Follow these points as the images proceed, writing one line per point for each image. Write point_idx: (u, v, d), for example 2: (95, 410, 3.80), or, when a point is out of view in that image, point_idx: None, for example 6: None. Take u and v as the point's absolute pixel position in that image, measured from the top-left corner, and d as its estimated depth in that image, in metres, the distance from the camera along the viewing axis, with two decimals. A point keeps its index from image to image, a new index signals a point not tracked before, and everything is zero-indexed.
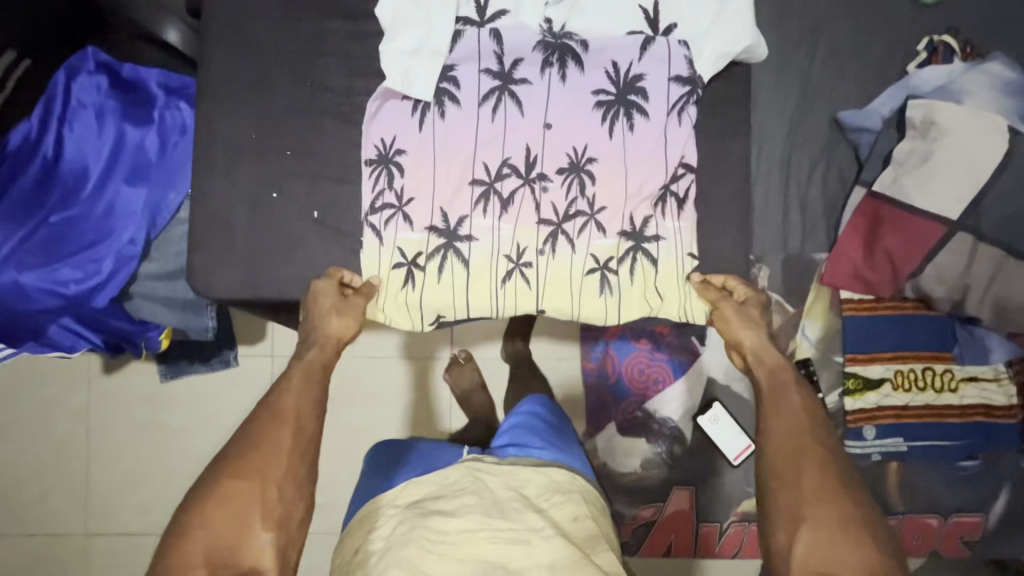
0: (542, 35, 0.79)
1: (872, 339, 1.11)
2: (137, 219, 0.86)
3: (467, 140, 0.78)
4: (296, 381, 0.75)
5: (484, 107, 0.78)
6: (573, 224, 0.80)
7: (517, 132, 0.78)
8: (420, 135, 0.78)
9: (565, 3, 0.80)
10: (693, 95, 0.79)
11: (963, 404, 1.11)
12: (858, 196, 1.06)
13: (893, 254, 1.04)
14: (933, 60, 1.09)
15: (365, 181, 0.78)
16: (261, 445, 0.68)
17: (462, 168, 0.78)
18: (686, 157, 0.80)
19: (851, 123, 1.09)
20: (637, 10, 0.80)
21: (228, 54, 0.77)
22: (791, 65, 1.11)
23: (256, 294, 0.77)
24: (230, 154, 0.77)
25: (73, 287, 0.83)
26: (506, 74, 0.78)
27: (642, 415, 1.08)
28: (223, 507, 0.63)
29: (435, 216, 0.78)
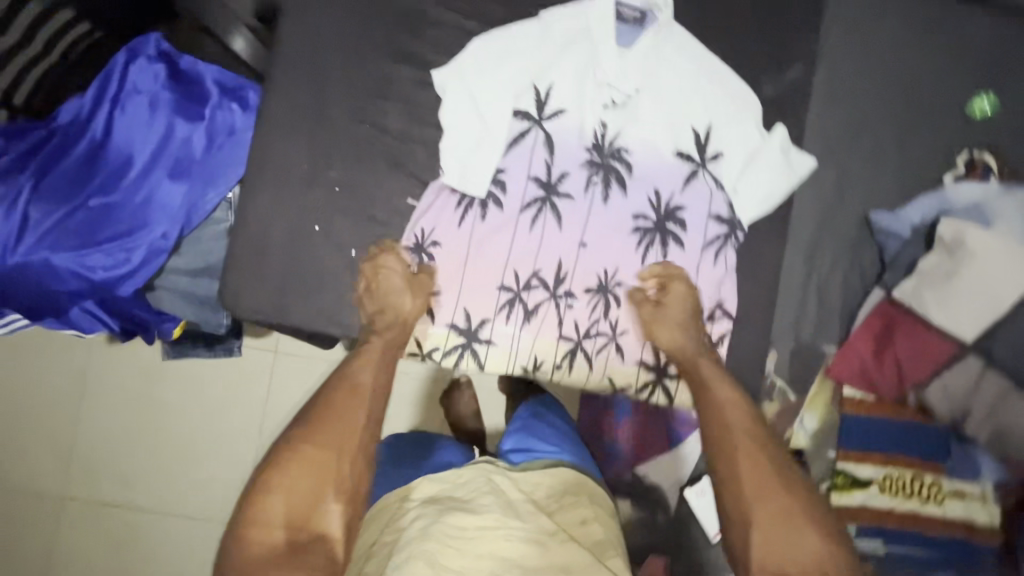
0: (592, 152, 0.79)
1: (868, 439, 1.12)
2: (174, 215, 0.87)
3: (501, 248, 0.77)
4: (372, 353, 0.75)
5: (524, 215, 0.78)
6: (594, 342, 0.81)
7: (552, 246, 0.79)
8: (457, 230, 0.77)
9: (623, 111, 0.79)
10: (729, 239, 0.81)
11: (946, 518, 1.12)
12: (875, 298, 1.09)
13: (902, 362, 1.07)
14: (971, 176, 1.11)
15: (399, 261, 0.77)
16: (336, 415, 0.72)
17: (494, 272, 0.77)
18: (722, 300, 0.82)
19: (881, 225, 1.10)
20: (689, 131, 0.79)
21: (293, 80, 0.77)
22: (831, 157, 1.12)
23: (282, 317, 0.77)
24: (280, 180, 0.76)
25: (100, 273, 0.83)
26: (551, 185, 0.78)
27: (631, 477, 1.09)
28: (302, 476, 0.68)
29: (456, 315, 0.78)
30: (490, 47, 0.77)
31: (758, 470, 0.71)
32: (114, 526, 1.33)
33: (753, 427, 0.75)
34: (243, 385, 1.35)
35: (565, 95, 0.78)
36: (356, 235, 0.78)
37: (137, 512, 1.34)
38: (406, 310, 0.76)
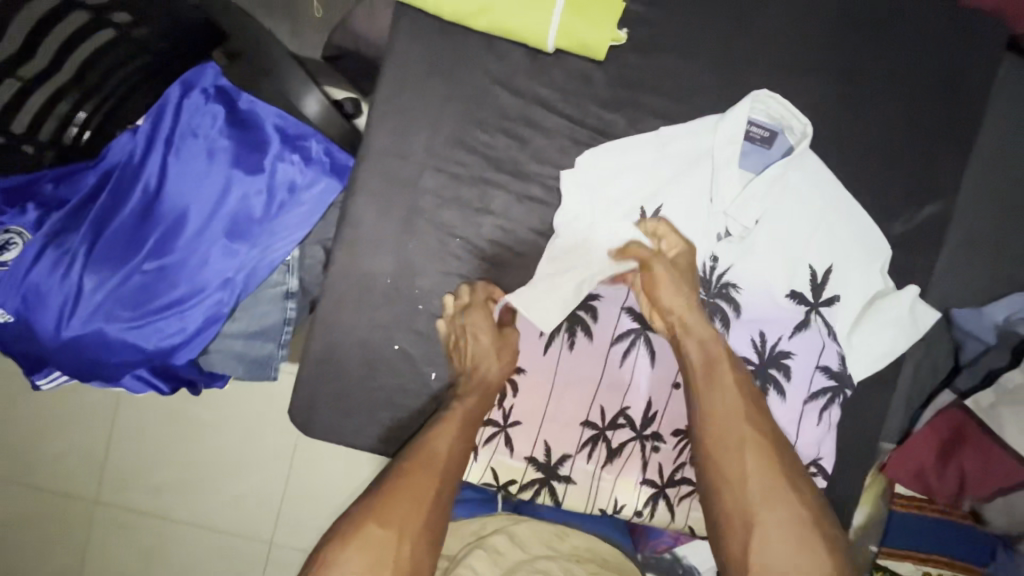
0: (704, 281, 0.79)
1: (917, 538, 1.08)
2: (232, 280, 0.82)
3: (590, 383, 0.78)
4: (450, 423, 0.72)
5: (616, 347, 0.78)
6: (678, 489, 0.79)
7: (641, 383, 0.79)
8: (542, 357, 0.78)
9: (737, 245, 0.79)
10: (838, 395, 0.78)
11: None
12: (944, 400, 1.03)
13: (966, 472, 1.02)
14: None
15: None
16: (404, 496, 0.68)
17: (580, 406, 0.78)
18: (820, 458, 0.79)
19: (963, 323, 1.02)
20: (806, 270, 0.79)
21: (379, 184, 0.75)
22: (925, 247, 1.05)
23: (355, 424, 0.77)
24: (363, 291, 0.75)
25: (155, 343, 0.79)
26: (646, 319, 0.78)
27: (668, 557, 0.89)
28: (364, 556, 0.64)
29: (537, 448, 0.78)
30: (600, 162, 0.77)
31: (767, 461, 0.69)
32: (132, 539, 1.29)
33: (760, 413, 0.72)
34: (274, 413, 1.29)
35: (674, 222, 0.78)
36: (432, 359, 0.77)
37: (156, 528, 1.29)
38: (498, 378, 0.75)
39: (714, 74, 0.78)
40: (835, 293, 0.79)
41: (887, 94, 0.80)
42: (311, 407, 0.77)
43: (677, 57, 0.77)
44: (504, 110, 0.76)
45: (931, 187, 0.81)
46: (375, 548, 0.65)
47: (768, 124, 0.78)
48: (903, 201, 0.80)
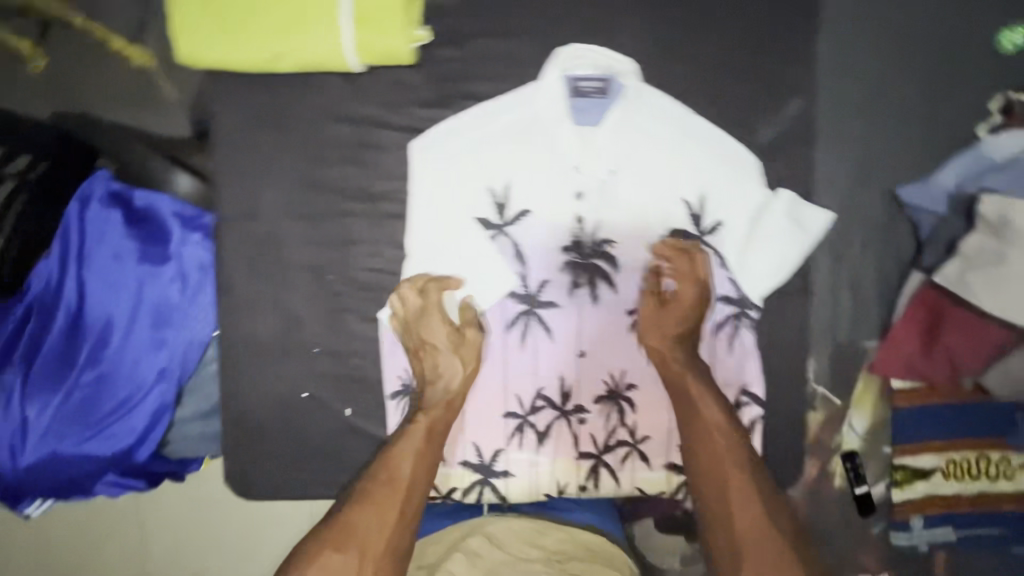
0: (575, 247, 0.79)
1: (928, 430, 1.04)
2: (166, 370, 0.85)
3: (497, 375, 0.80)
4: (412, 444, 0.77)
5: (511, 333, 0.80)
6: (616, 453, 0.82)
7: (549, 360, 0.80)
8: (440, 362, 0.79)
9: (596, 199, 0.79)
10: (740, 317, 0.81)
11: (1018, 491, 1.06)
12: (915, 282, 1.00)
13: (956, 352, 0.98)
14: (1008, 123, 1.00)
15: (392, 414, 0.80)
16: (362, 520, 0.76)
17: (496, 399, 0.80)
18: (748, 384, 0.82)
19: (912, 201, 1.01)
20: (680, 203, 0.79)
21: (246, 247, 0.79)
22: (840, 126, 1.00)
23: (295, 472, 0.82)
24: (260, 349, 0.79)
25: (111, 448, 0.83)
26: (532, 296, 0.79)
27: None
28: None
29: (467, 451, 0.81)
30: (429, 151, 0.77)
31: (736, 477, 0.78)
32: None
33: (726, 431, 0.79)
34: None
35: (527, 192, 0.78)
36: (346, 395, 0.80)
37: None
38: (461, 388, 0.78)
39: (526, 45, 0.77)
40: (717, 221, 0.79)
41: (724, 4, 0.79)
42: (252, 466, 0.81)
43: (491, 38, 0.77)
44: (340, 141, 0.77)
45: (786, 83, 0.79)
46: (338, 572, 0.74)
47: (596, 75, 0.78)
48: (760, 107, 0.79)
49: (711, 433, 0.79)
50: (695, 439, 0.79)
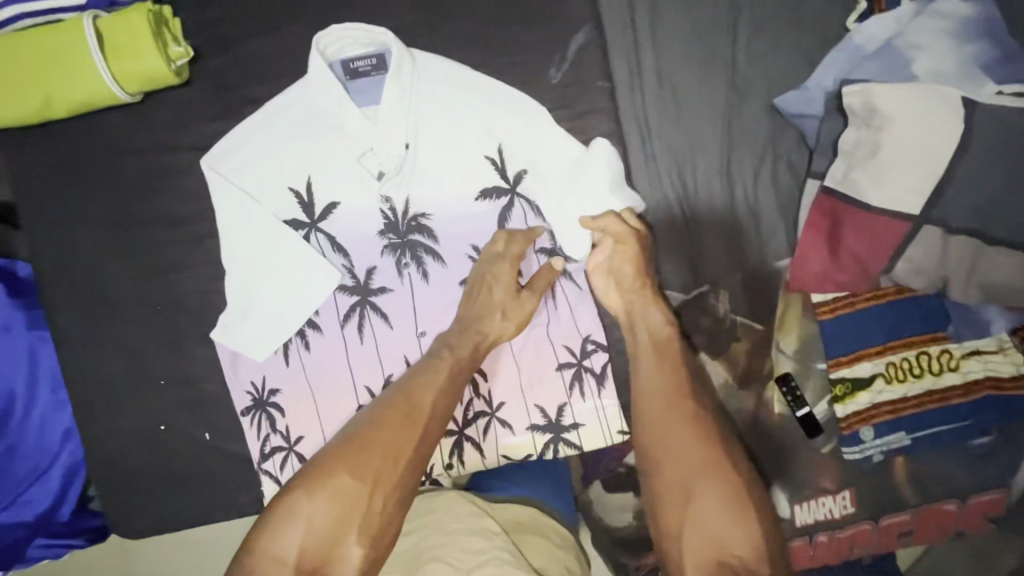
0: (391, 233, 0.87)
1: (855, 337, 1.00)
2: (74, 428, 0.89)
3: (341, 368, 0.85)
4: (437, 376, 0.79)
5: (347, 327, 0.86)
6: (477, 425, 0.90)
7: (388, 344, 0.86)
8: (287, 369, 0.86)
9: (400, 180, 0.86)
10: (562, 268, 0.90)
11: (967, 381, 1.01)
12: (812, 190, 0.96)
13: (860, 255, 0.92)
14: (876, 10, 0.97)
15: (248, 430, 0.85)
16: (382, 444, 0.72)
17: (344, 393, 0.85)
18: (589, 332, 0.89)
19: (790, 109, 0.97)
20: (487, 163, 0.87)
21: (135, 292, 0.88)
22: (697, 50, 0.99)
23: (207, 496, 0.87)
24: (158, 384, 0.87)
25: (37, 510, 0.86)
26: (362, 286, 0.86)
27: (624, 471, 1.02)
28: (332, 505, 0.69)
29: None
30: (223, 168, 0.85)
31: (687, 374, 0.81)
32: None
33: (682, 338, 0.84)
34: None
35: (336, 188, 0.86)
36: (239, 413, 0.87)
37: None
38: (497, 330, 0.84)
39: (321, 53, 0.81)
40: (523, 171, 0.88)
41: None
42: (174, 492, 0.87)
43: None
44: None
45: None
46: (347, 496, 0.70)
47: (370, 52, 0.85)
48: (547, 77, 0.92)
49: (667, 340, 0.84)
50: (653, 343, 0.84)
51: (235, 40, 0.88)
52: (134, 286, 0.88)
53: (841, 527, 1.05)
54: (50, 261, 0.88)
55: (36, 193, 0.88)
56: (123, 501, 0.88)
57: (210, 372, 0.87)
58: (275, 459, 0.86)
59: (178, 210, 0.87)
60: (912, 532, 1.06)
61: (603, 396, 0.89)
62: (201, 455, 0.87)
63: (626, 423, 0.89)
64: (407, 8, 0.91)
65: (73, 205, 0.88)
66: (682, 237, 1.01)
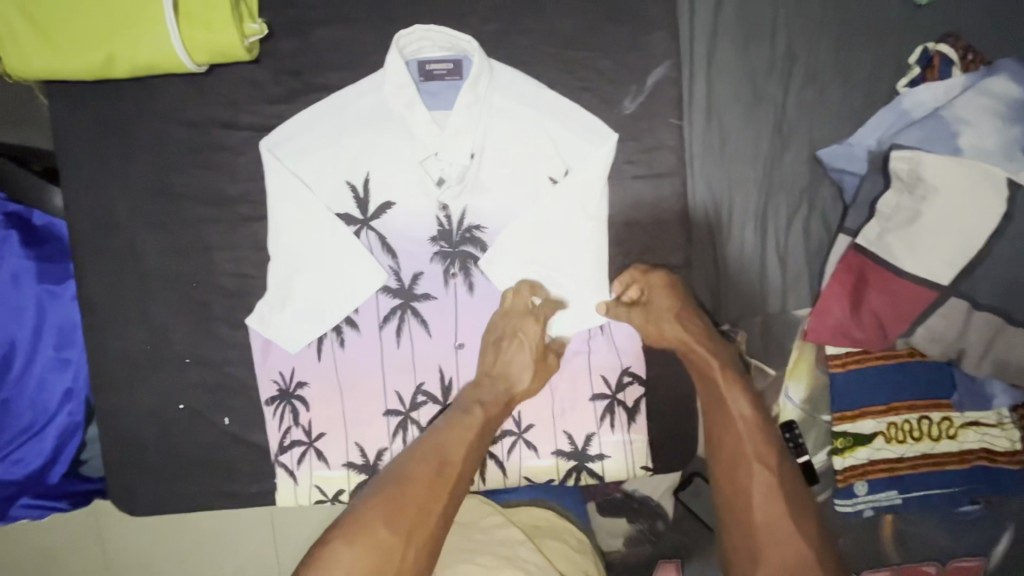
0: (441, 243, 0.85)
1: (864, 394, 1.02)
2: (73, 389, 0.86)
3: (376, 371, 0.85)
4: (466, 432, 0.80)
5: (386, 328, 0.85)
6: (503, 444, 0.91)
7: (427, 353, 0.86)
8: (318, 364, 0.85)
9: (458, 187, 0.85)
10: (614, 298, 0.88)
11: (962, 450, 1.03)
12: (842, 245, 0.97)
13: (882, 316, 0.94)
14: (928, 76, 0.97)
15: (269, 420, 0.85)
16: (415, 500, 0.74)
17: (377, 398, 0.86)
18: (628, 365, 0.89)
19: (832, 162, 0.98)
20: (546, 182, 0.86)
21: (161, 265, 0.86)
22: (765, 100, 0.99)
23: (218, 476, 0.87)
24: (177, 360, 0.86)
25: (24, 469, 0.84)
26: (406, 291, 0.85)
27: (620, 497, 1.05)
28: (370, 557, 0.70)
29: (353, 452, 0.86)
30: (281, 151, 0.84)
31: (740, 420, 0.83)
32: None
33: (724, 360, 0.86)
34: None
35: (388, 188, 0.85)
36: (256, 399, 0.86)
37: None
38: (520, 380, 0.84)
39: None
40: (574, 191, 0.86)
41: None
42: (184, 469, 0.87)
43: None
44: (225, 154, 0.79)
45: (600, 72, 0.88)
46: (383, 552, 0.71)
47: (447, 56, 0.86)
48: (611, 92, 0.88)
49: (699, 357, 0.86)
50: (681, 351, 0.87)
51: (309, 24, 0.86)
52: (172, 259, 0.85)
53: None
54: (87, 222, 0.85)
55: (78, 149, 0.85)
56: (125, 473, 0.87)
57: (232, 355, 0.85)
58: (292, 453, 0.87)
59: (225, 188, 0.85)
60: None
61: (632, 431, 0.90)
62: (215, 436, 0.86)
63: (651, 459, 0.90)
64: (489, 17, 0.87)
65: (119, 168, 0.85)
66: (717, 282, 1.01)
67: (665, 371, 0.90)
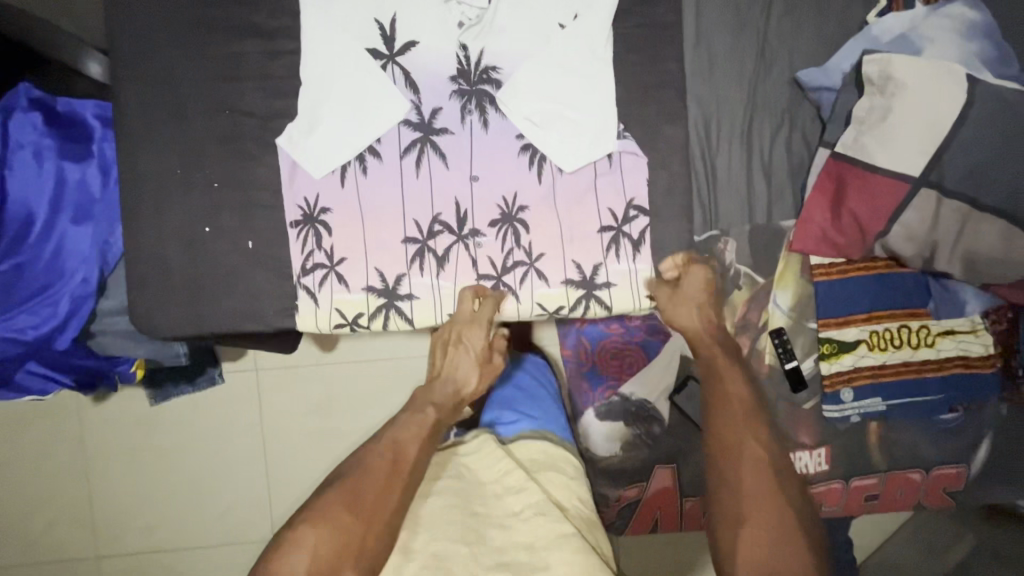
0: (461, 83, 0.92)
1: (847, 301, 1.07)
2: (90, 257, 0.89)
3: (399, 202, 0.92)
4: (411, 430, 0.91)
5: (407, 157, 0.92)
6: (515, 274, 0.94)
7: (445, 184, 0.92)
8: (342, 189, 0.92)
9: (475, 28, 0.92)
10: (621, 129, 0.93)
11: (940, 357, 1.08)
12: (821, 158, 1.03)
13: (861, 217, 1.02)
14: (894, 8, 1.05)
15: (293, 242, 0.92)
16: (366, 489, 0.82)
17: (397, 227, 0.92)
18: (634, 198, 0.93)
19: (810, 82, 1.04)
20: (555, 28, 0.93)
21: (182, 145, 0.90)
22: (747, 21, 1.06)
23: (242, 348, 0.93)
24: (200, 230, 0.91)
25: (32, 332, 0.87)
26: (426, 124, 0.92)
27: (617, 400, 1.09)
28: (332, 540, 0.77)
29: (373, 277, 0.93)
30: None
31: (727, 404, 0.93)
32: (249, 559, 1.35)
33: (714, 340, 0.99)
34: (239, 409, 1.33)
35: (411, 28, 0.91)
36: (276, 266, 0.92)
37: (162, 563, 1.34)
38: (463, 382, 0.98)
39: None
40: (579, 47, 0.92)
41: None
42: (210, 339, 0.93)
43: None
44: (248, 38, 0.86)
45: None
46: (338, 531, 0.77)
47: None
48: None
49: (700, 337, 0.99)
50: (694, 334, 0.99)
51: None
52: (202, 122, 0.91)
53: (814, 482, 1.13)
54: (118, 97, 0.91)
55: (114, 13, 0.90)
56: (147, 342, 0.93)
57: (253, 230, 0.91)
58: (314, 276, 0.93)
59: (252, 54, 0.91)
60: (878, 496, 1.14)
61: (637, 261, 0.94)
62: (232, 311, 0.91)
63: (654, 290, 0.95)
64: None
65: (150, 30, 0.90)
66: (708, 186, 1.07)
67: (676, 199, 0.93)
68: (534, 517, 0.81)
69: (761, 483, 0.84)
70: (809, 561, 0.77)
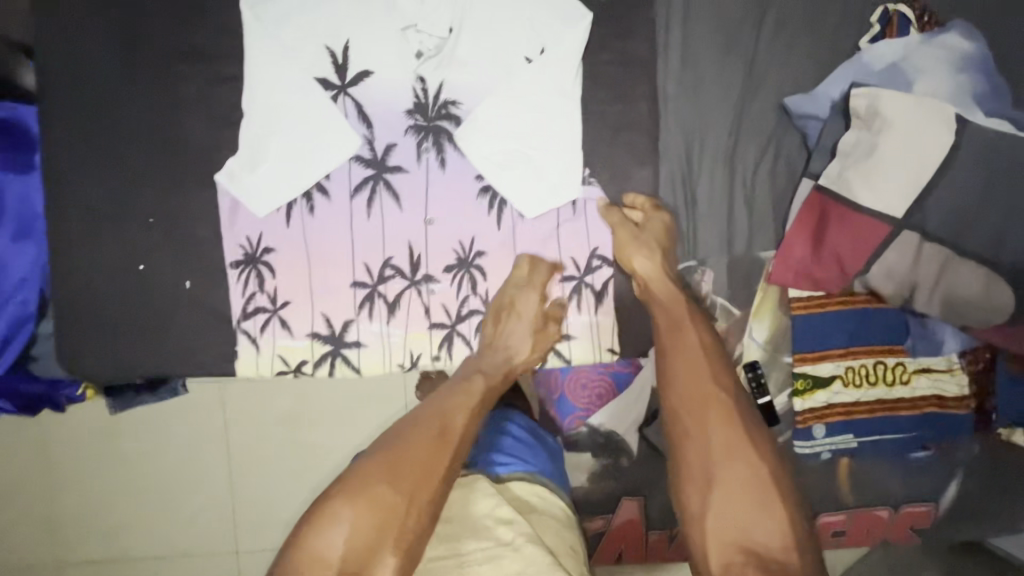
0: (417, 119, 0.94)
1: (823, 337, 1.05)
2: (29, 279, 0.91)
3: (349, 248, 0.94)
4: (461, 398, 0.86)
5: (359, 197, 0.94)
6: (469, 323, 0.98)
7: (396, 221, 0.95)
8: (286, 230, 0.94)
9: (434, 61, 0.94)
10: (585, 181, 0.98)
11: (915, 395, 1.06)
12: (805, 188, 1.01)
13: (843, 255, 0.98)
14: (888, 34, 1.00)
15: (235, 283, 0.93)
16: (410, 458, 0.78)
17: (349, 270, 0.95)
18: (597, 248, 0.99)
19: (798, 109, 1.00)
20: (520, 60, 0.96)
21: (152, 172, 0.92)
22: (737, 39, 1.00)
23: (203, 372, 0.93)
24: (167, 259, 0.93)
25: None
26: (379, 162, 0.94)
27: (585, 430, 1.06)
28: (372, 513, 0.73)
29: (319, 323, 0.95)
30: (265, 16, 0.91)
31: (689, 358, 0.87)
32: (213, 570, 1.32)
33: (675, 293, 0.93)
34: (205, 419, 1.30)
35: (367, 58, 0.93)
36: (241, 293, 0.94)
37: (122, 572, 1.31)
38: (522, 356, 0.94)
39: None
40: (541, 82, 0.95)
41: None
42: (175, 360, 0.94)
43: None
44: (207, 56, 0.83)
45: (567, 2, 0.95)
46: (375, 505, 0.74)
47: None
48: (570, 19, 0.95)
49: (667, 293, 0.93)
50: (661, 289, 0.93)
51: None
52: (169, 147, 0.92)
53: None
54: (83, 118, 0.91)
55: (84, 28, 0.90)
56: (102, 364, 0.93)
57: None
58: (255, 320, 0.95)
59: (215, 82, 0.92)
60: (845, 532, 1.13)
61: (598, 313, 0.99)
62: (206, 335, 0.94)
63: (615, 342, 0.99)
64: None
65: (125, 49, 0.91)
66: (688, 213, 1.03)
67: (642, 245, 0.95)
68: (526, 545, 0.73)
69: (729, 441, 0.79)
70: (787, 521, 0.74)
